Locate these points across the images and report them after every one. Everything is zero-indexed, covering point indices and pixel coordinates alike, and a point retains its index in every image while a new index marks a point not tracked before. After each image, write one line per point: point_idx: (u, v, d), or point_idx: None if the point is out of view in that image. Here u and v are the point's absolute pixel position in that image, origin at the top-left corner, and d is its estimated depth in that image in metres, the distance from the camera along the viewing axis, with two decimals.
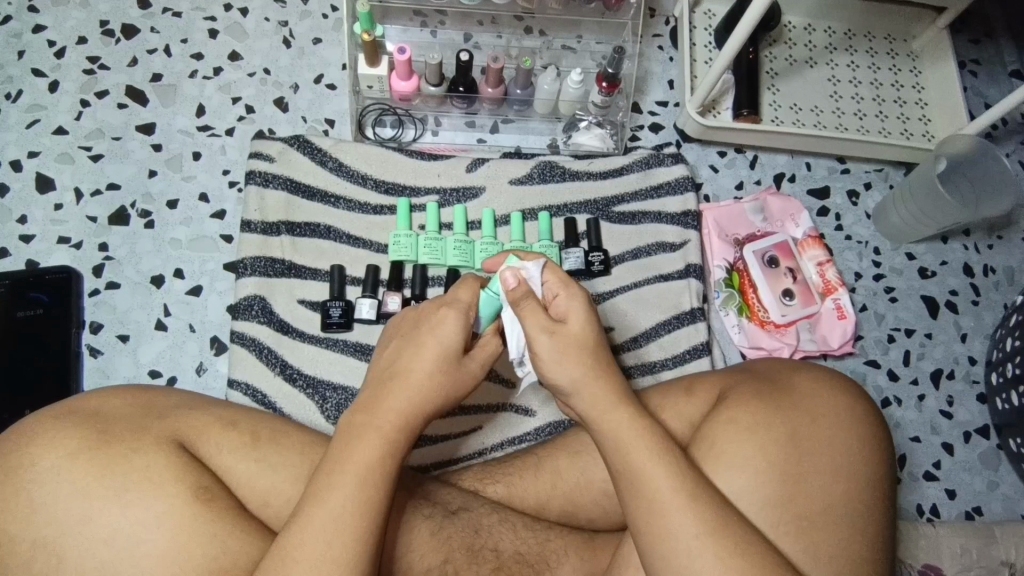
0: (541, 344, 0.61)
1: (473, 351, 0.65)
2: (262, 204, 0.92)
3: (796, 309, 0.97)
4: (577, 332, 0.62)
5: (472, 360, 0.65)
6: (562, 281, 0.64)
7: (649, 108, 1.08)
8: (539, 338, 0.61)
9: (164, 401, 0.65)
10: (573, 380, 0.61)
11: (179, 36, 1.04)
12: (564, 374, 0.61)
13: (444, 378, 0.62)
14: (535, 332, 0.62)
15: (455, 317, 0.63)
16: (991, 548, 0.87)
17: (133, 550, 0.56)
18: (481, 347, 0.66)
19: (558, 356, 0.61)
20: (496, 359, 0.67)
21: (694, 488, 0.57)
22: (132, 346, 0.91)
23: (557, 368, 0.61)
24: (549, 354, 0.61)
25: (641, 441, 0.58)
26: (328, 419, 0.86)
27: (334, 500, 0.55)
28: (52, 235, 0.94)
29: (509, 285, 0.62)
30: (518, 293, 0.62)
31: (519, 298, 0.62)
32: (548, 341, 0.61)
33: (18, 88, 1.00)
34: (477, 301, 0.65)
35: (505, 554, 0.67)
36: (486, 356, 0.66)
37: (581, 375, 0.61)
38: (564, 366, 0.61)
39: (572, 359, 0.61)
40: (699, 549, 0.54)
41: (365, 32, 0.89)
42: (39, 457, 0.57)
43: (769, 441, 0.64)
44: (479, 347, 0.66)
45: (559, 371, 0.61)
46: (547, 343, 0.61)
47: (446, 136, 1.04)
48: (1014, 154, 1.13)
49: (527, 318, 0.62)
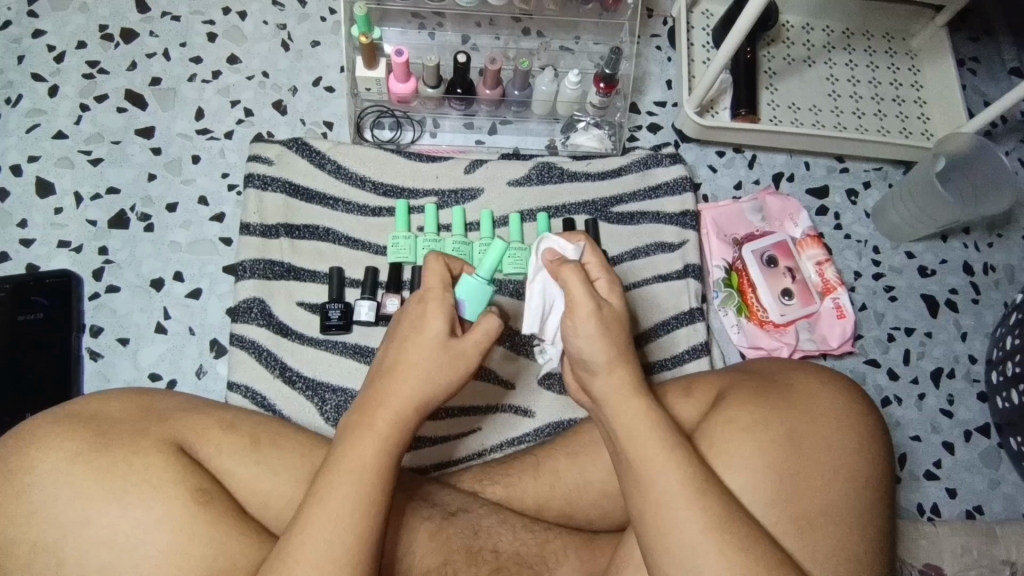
0: (581, 300, 0.62)
1: (466, 335, 0.64)
2: (261, 207, 0.93)
3: (796, 308, 0.97)
4: (615, 309, 0.64)
5: (462, 344, 0.63)
6: (602, 264, 0.66)
7: (647, 108, 1.08)
8: (579, 295, 0.62)
9: (164, 403, 0.65)
10: (606, 359, 0.61)
11: (179, 40, 1.05)
12: (600, 348, 0.61)
13: (434, 368, 0.62)
14: (574, 292, 0.62)
15: (440, 305, 0.63)
16: (991, 547, 0.86)
17: (132, 552, 0.56)
18: (478, 330, 0.64)
19: (590, 336, 0.61)
20: (492, 342, 0.65)
21: (701, 482, 0.57)
22: (133, 349, 0.91)
23: (595, 338, 0.61)
24: (587, 315, 0.61)
25: (652, 432, 0.58)
26: (328, 421, 0.86)
27: (337, 498, 0.55)
28: (52, 239, 0.94)
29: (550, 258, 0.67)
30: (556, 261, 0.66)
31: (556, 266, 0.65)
32: (587, 296, 0.62)
33: (19, 93, 1.00)
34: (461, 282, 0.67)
35: (505, 555, 0.67)
36: (480, 339, 0.64)
37: (613, 355, 0.61)
38: (604, 340, 0.61)
39: (610, 333, 0.62)
40: (703, 545, 0.54)
41: (362, 34, 0.90)
42: (39, 460, 0.58)
43: (771, 439, 0.64)
44: (474, 332, 0.64)
45: (589, 350, 0.61)
46: (587, 302, 0.62)
47: (445, 138, 1.04)
48: (1014, 152, 1.12)
49: (568, 277, 0.63)
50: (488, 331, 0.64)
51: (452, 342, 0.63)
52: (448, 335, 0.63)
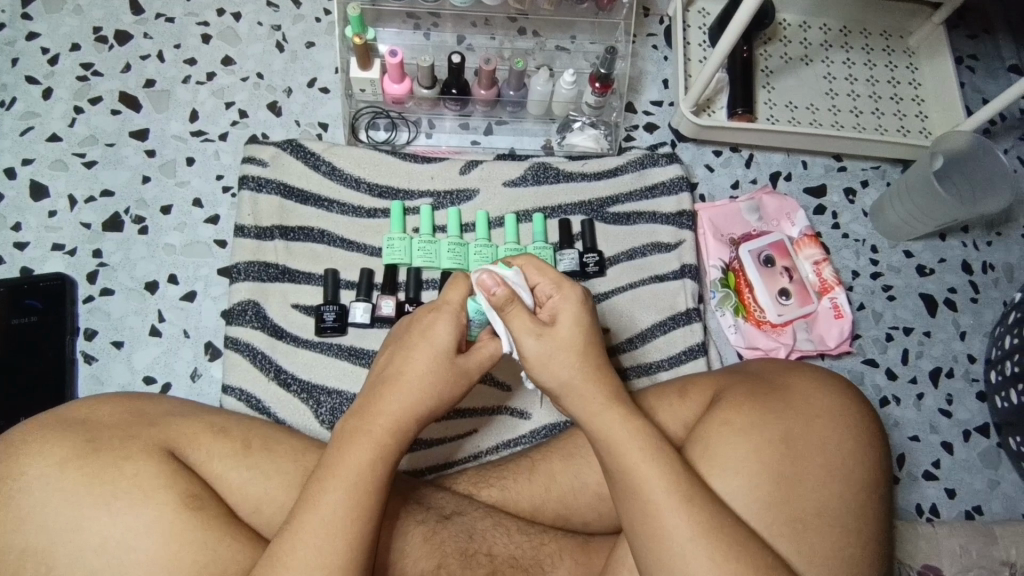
0: (528, 346, 0.62)
1: (470, 356, 0.64)
2: (255, 208, 0.92)
3: (793, 308, 0.95)
4: (566, 335, 0.62)
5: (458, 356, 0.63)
6: (556, 282, 0.64)
7: (644, 108, 1.08)
8: (526, 342, 0.62)
9: (156, 407, 0.65)
10: (563, 381, 0.61)
11: (173, 42, 1.04)
12: (552, 375, 0.62)
13: (429, 378, 0.62)
14: (521, 335, 0.62)
15: (448, 320, 0.63)
16: (991, 548, 0.86)
17: (122, 558, 0.56)
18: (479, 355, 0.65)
19: (546, 357, 0.61)
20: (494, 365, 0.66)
21: (689, 490, 0.56)
22: (128, 352, 0.91)
23: (547, 368, 0.62)
24: (536, 354, 0.61)
25: (632, 440, 0.58)
26: (322, 423, 0.86)
27: (322, 504, 0.55)
28: (46, 242, 0.94)
29: (490, 289, 0.61)
30: (501, 297, 0.61)
31: (504, 302, 0.61)
32: (534, 343, 0.61)
33: (12, 95, 1.00)
34: (466, 306, 0.65)
35: (499, 558, 0.66)
36: (482, 362, 0.65)
37: (568, 377, 0.61)
38: (553, 366, 0.62)
39: (560, 358, 0.61)
40: (694, 551, 0.54)
41: (356, 35, 0.90)
42: (28, 466, 0.57)
43: (762, 444, 0.63)
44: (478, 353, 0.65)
45: (547, 372, 0.62)
46: (534, 346, 0.61)
47: (441, 139, 1.04)
48: (1012, 149, 1.12)
49: (513, 322, 0.62)
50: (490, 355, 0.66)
51: (446, 354, 0.62)
52: (451, 348, 0.63)
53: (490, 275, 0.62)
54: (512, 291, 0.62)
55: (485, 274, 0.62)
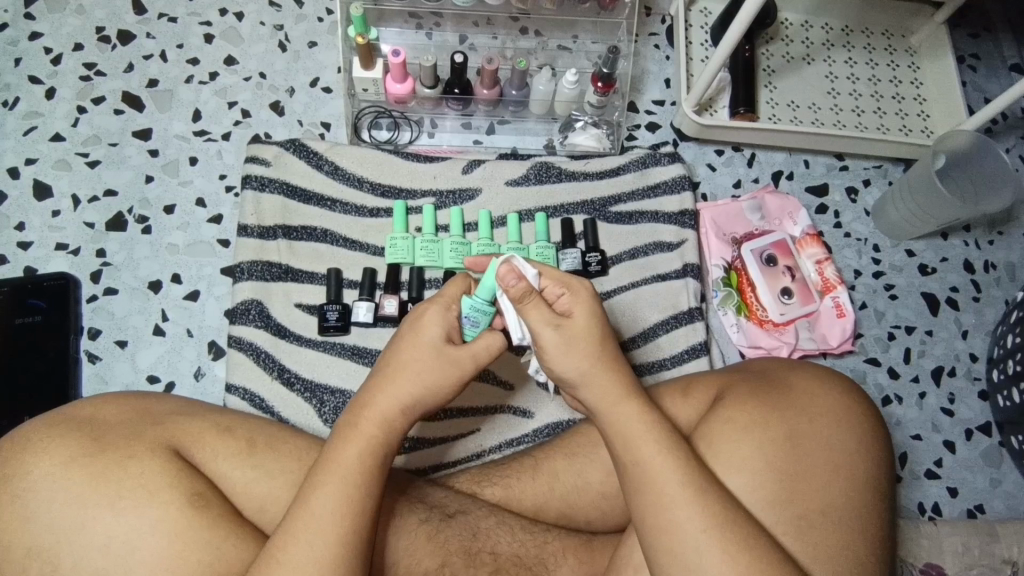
0: (546, 337, 0.61)
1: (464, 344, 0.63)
2: (259, 208, 0.92)
3: (796, 307, 0.96)
4: (584, 325, 0.62)
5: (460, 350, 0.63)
6: (559, 280, 0.64)
7: (646, 107, 1.08)
8: (543, 333, 0.62)
9: (160, 406, 0.65)
10: (580, 372, 0.61)
11: (175, 42, 1.04)
12: (571, 366, 0.61)
13: (435, 373, 0.62)
14: (538, 326, 0.62)
15: (437, 309, 0.64)
16: (993, 546, 0.86)
17: (127, 557, 0.56)
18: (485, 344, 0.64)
19: (564, 349, 0.61)
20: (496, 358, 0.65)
21: (702, 483, 0.56)
22: (131, 351, 0.91)
23: (564, 360, 0.62)
24: (554, 345, 0.61)
25: (647, 433, 0.58)
26: (326, 422, 0.86)
27: (334, 498, 0.55)
28: (50, 242, 0.94)
29: (509, 283, 0.61)
30: (519, 290, 0.61)
31: (522, 295, 0.61)
32: (552, 333, 0.61)
33: (16, 95, 1.00)
34: (459, 307, 0.65)
35: (502, 556, 0.67)
36: (485, 352, 0.64)
37: (587, 367, 0.61)
38: (569, 358, 0.61)
39: (578, 350, 0.61)
40: (706, 544, 0.54)
41: (358, 34, 0.90)
42: (33, 465, 0.58)
43: (770, 440, 0.63)
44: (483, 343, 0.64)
45: (566, 363, 0.62)
46: (551, 337, 0.61)
47: (443, 138, 1.04)
48: (1014, 148, 1.12)
49: (532, 312, 0.62)
50: (493, 344, 0.64)
51: (446, 347, 0.63)
52: (443, 338, 0.63)
53: (509, 268, 0.62)
54: (528, 284, 0.62)
55: (505, 268, 0.62)
